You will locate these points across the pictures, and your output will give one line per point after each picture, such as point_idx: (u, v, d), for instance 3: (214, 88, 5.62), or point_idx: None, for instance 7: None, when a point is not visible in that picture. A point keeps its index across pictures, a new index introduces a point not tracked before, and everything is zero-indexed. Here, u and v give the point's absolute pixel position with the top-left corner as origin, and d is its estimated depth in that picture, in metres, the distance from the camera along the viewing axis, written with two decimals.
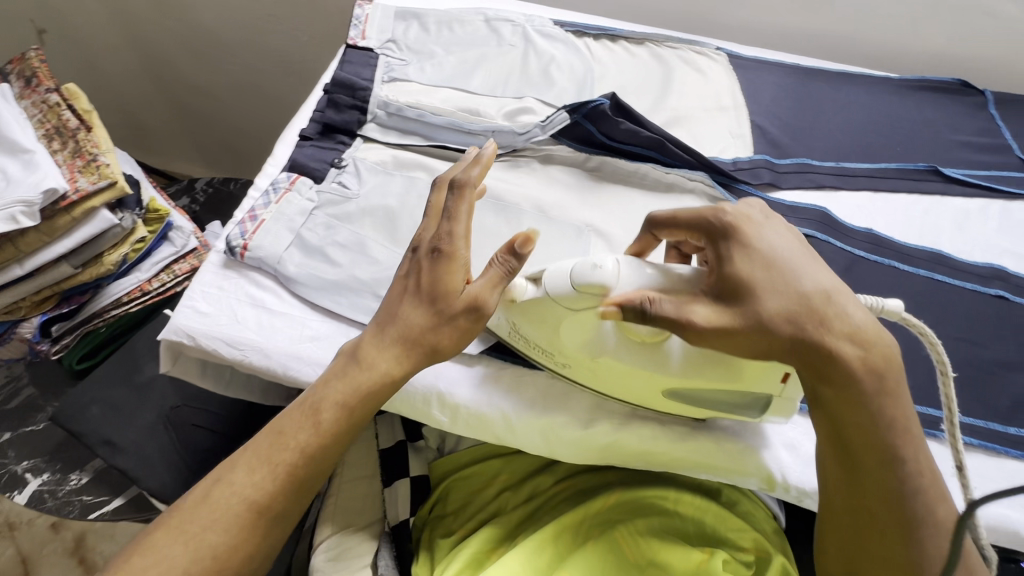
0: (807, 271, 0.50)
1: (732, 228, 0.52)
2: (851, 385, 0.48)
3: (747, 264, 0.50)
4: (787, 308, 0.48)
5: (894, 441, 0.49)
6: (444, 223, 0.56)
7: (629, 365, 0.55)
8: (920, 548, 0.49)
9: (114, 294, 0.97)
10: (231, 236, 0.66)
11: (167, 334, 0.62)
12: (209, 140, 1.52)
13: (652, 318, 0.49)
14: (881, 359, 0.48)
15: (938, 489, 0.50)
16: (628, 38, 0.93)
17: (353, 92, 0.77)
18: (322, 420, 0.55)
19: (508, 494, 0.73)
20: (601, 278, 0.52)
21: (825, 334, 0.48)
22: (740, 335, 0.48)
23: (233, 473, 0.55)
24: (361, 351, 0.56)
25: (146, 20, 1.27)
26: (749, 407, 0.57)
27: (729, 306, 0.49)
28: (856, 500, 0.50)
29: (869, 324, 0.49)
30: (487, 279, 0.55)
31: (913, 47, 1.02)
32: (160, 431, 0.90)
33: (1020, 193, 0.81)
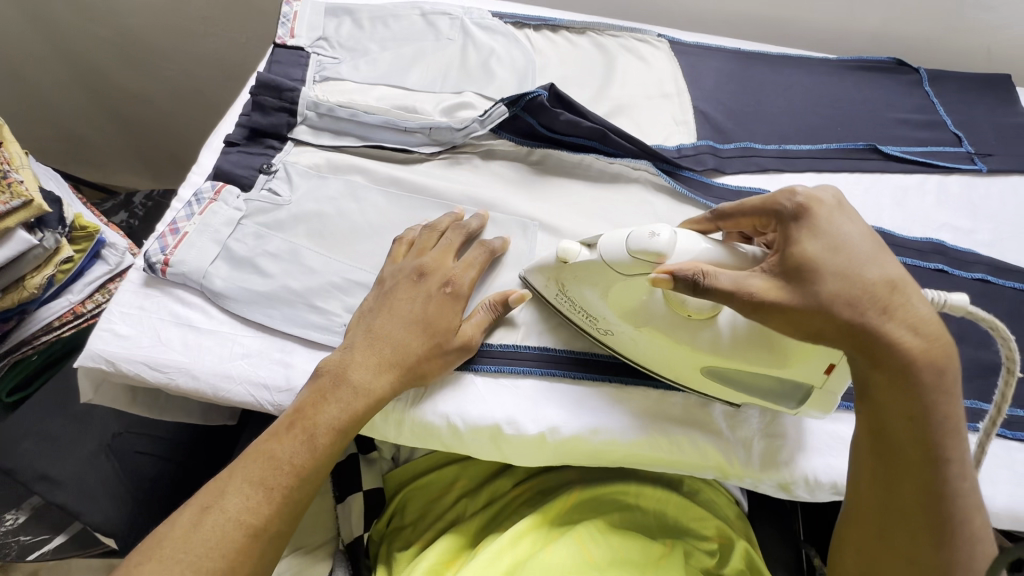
0: (875, 261, 0.48)
1: (802, 208, 0.50)
2: (910, 375, 0.46)
3: (814, 245, 0.48)
4: (847, 292, 0.46)
5: (942, 439, 0.47)
6: (455, 266, 0.61)
7: (671, 336, 0.55)
8: (950, 550, 0.47)
9: (43, 319, 0.91)
10: (151, 252, 0.62)
11: (83, 361, 0.58)
12: (150, 149, 1.45)
13: (704, 290, 0.48)
14: (941, 354, 0.47)
15: (973, 491, 0.49)
16: (569, 28, 0.91)
17: (279, 93, 0.73)
18: (316, 442, 0.53)
19: (465, 501, 0.71)
20: (659, 248, 0.51)
21: (887, 321, 0.46)
22: (797, 312, 0.46)
23: (226, 498, 0.50)
24: (354, 372, 0.55)
25: (63, 20, 1.17)
26: (786, 396, 0.57)
27: (790, 284, 0.47)
28: (890, 498, 0.49)
29: (932, 319, 0.47)
30: (476, 322, 0.60)
31: (849, 28, 1.03)
32: (101, 461, 0.83)
33: (955, 168, 0.82)
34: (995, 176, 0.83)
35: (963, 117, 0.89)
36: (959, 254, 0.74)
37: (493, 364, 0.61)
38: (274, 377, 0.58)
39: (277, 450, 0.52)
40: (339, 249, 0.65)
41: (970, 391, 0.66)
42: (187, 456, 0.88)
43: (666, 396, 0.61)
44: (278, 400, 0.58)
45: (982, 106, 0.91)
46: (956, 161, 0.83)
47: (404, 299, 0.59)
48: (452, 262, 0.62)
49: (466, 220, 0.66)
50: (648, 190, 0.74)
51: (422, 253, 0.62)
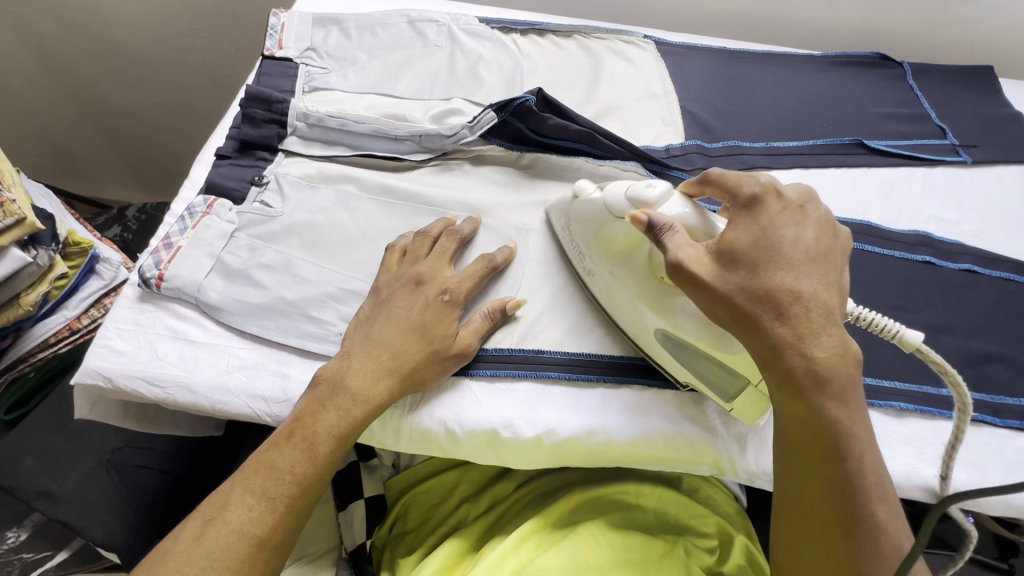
0: (794, 270, 0.50)
1: (757, 198, 0.53)
2: (793, 377, 0.49)
3: (743, 237, 0.51)
4: (748, 289, 0.49)
5: (837, 439, 0.49)
6: (454, 274, 0.62)
7: (641, 292, 0.58)
8: (859, 544, 0.49)
9: (39, 336, 0.92)
10: (145, 267, 0.62)
11: (80, 379, 0.58)
12: (141, 162, 1.45)
13: (661, 244, 0.52)
14: (827, 367, 0.48)
15: (882, 488, 0.50)
16: (556, 31, 0.92)
17: (269, 105, 0.73)
18: (317, 452, 0.53)
19: (466, 506, 0.71)
20: (650, 197, 0.55)
21: (777, 321, 0.48)
22: (704, 290, 0.50)
23: (228, 510, 0.50)
24: (351, 379, 0.55)
25: (51, 36, 1.17)
26: (719, 388, 0.58)
27: (711, 263, 0.51)
28: (799, 495, 0.51)
29: (829, 339, 0.49)
30: (474, 329, 0.60)
31: (833, 24, 1.05)
32: (102, 476, 0.84)
33: (940, 160, 0.83)
34: (980, 167, 0.84)
35: (948, 109, 0.90)
36: (946, 246, 0.75)
37: (491, 369, 0.61)
38: (271, 388, 0.59)
39: (278, 460, 0.52)
40: (333, 259, 0.66)
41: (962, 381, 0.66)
42: (188, 470, 0.89)
43: (660, 395, 0.62)
44: (276, 412, 0.58)
45: (966, 98, 0.92)
46: (941, 153, 0.84)
47: (403, 308, 0.59)
48: (451, 271, 0.62)
49: (460, 224, 0.67)
50: None
51: (418, 251, 0.63)
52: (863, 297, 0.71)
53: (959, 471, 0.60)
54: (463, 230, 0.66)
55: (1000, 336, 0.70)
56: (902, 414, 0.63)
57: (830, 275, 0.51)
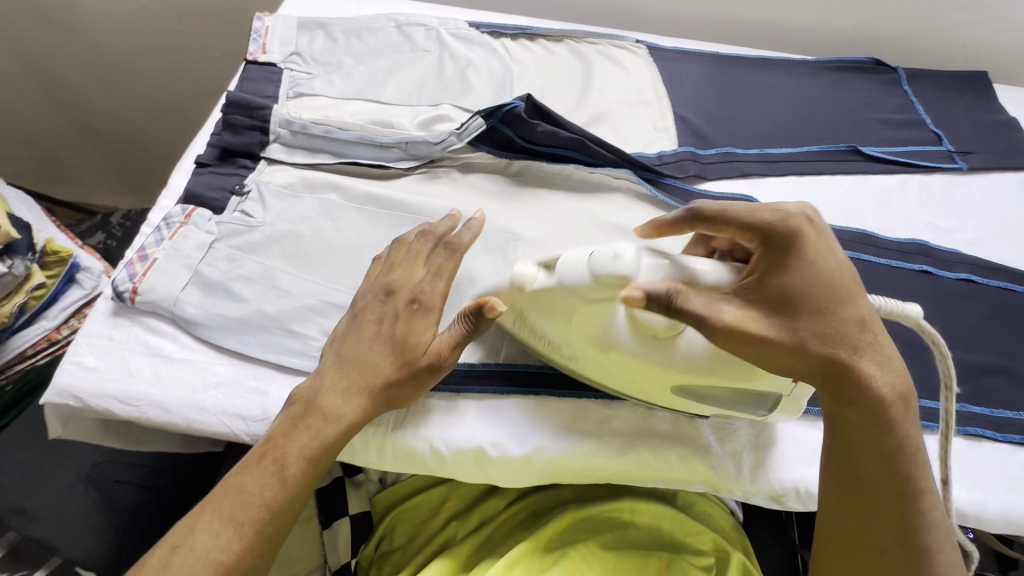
0: (857, 296, 0.48)
1: (796, 231, 0.47)
2: (876, 412, 0.48)
3: (794, 278, 0.47)
4: (822, 332, 0.47)
5: (914, 471, 0.49)
6: (428, 277, 0.57)
7: (645, 360, 0.51)
8: None
9: (16, 348, 0.89)
10: (118, 280, 0.60)
11: (50, 398, 0.56)
12: (128, 168, 1.42)
13: (678, 312, 0.45)
14: (904, 391, 0.49)
15: (943, 524, 0.50)
16: (547, 36, 0.90)
17: (251, 111, 0.71)
18: (287, 474, 0.51)
19: (456, 523, 0.69)
20: (621, 269, 0.48)
21: (858, 359, 0.47)
22: (771, 344, 0.46)
23: (194, 537, 0.48)
24: (324, 398, 0.53)
25: (33, 39, 1.15)
26: (757, 405, 0.56)
27: (765, 316, 0.46)
28: (870, 539, 0.49)
29: (896, 359, 0.49)
30: (447, 336, 0.55)
31: (825, 30, 1.04)
32: (80, 493, 0.81)
33: (936, 167, 0.82)
34: (977, 174, 0.83)
35: (943, 115, 0.89)
36: (944, 254, 0.74)
37: (475, 386, 0.59)
38: (250, 406, 0.57)
39: (248, 483, 0.50)
40: (316, 271, 0.64)
41: (961, 393, 0.65)
42: (171, 485, 0.84)
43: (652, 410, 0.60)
44: (254, 430, 0.56)
45: (961, 103, 0.91)
46: (937, 160, 0.83)
47: (374, 320, 0.56)
48: (422, 273, 0.58)
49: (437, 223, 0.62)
50: (630, 199, 0.73)
51: (392, 266, 0.59)
52: None
53: (959, 488, 0.59)
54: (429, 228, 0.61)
55: (999, 347, 0.68)
56: None
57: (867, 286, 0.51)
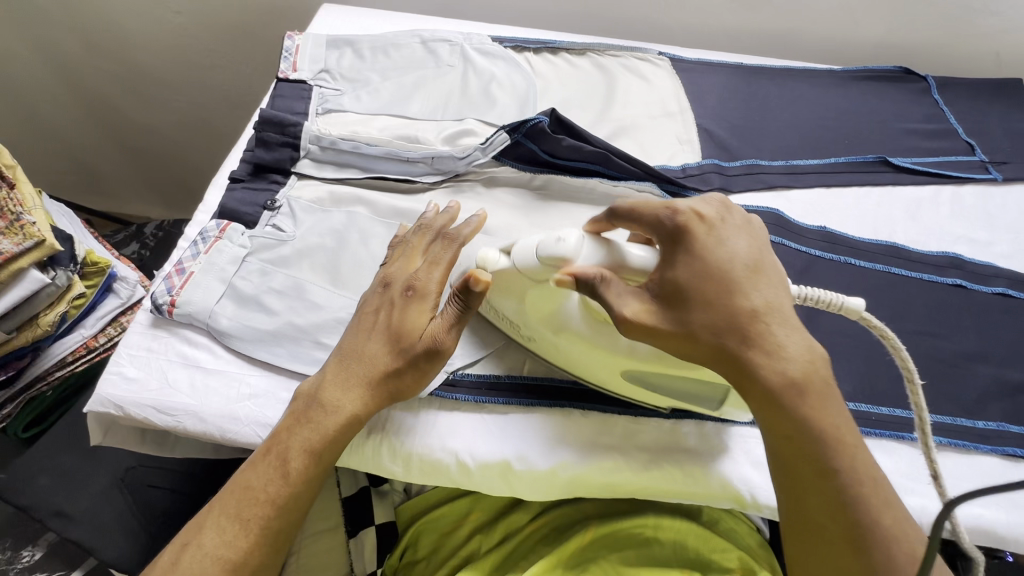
0: (749, 286, 0.47)
1: (681, 227, 0.49)
2: (772, 398, 0.45)
3: (687, 270, 0.48)
4: (713, 321, 0.46)
5: (825, 449, 0.45)
6: (422, 267, 0.57)
7: (592, 342, 0.54)
8: (873, 563, 0.44)
9: (56, 354, 0.92)
10: (157, 293, 0.62)
11: (92, 406, 0.58)
12: (162, 181, 1.47)
13: (600, 296, 0.49)
14: (807, 373, 0.46)
15: (883, 497, 0.46)
16: (569, 49, 0.91)
17: (283, 128, 0.73)
18: (289, 470, 0.52)
19: (479, 537, 0.69)
20: (563, 252, 0.51)
21: (745, 348, 0.46)
22: (668, 336, 0.47)
23: (203, 534, 0.50)
24: (325, 392, 0.54)
25: (75, 59, 1.20)
26: (707, 399, 0.56)
27: (661, 309, 0.48)
28: (800, 517, 0.47)
29: (798, 345, 0.46)
30: (442, 320, 0.54)
31: (852, 38, 1.03)
32: (115, 495, 0.84)
33: (969, 178, 0.81)
34: (1011, 184, 0.81)
35: (976, 124, 0.87)
36: (977, 268, 0.72)
37: (500, 398, 0.59)
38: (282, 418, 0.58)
39: (251, 480, 0.51)
40: (344, 284, 0.65)
41: (997, 412, 0.63)
42: (199, 489, 0.87)
43: (676, 427, 0.60)
44: None
45: (995, 111, 0.89)
46: (969, 170, 0.82)
47: (370, 312, 0.57)
48: (420, 263, 0.58)
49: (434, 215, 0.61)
50: None
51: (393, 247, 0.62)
52: (888, 321, 0.68)
53: (996, 509, 0.58)
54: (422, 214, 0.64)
55: None
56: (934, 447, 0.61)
57: (777, 279, 0.49)
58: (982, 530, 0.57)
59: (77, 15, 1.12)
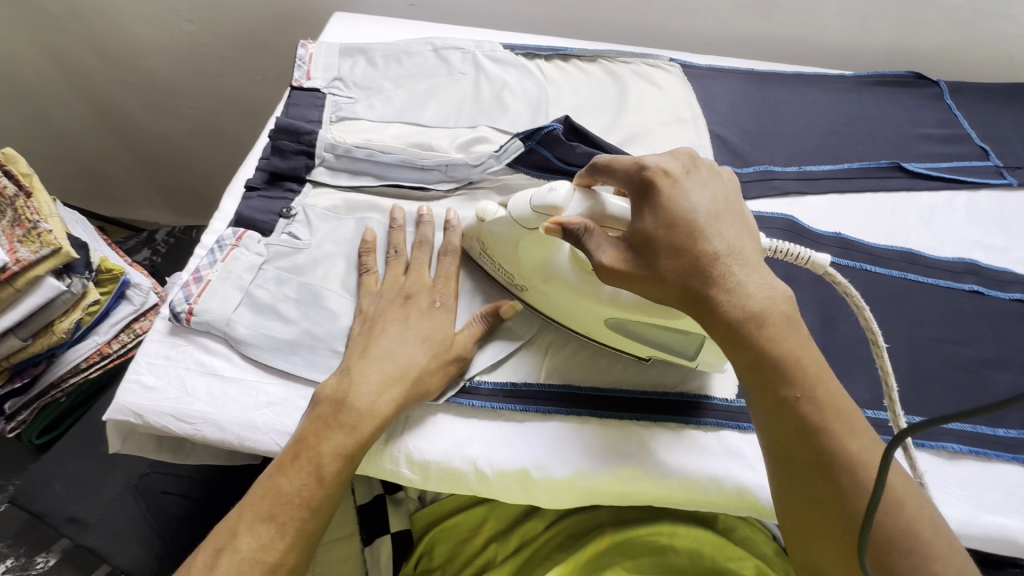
0: (716, 230, 0.49)
1: (646, 182, 0.51)
2: (735, 333, 0.48)
3: (653, 221, 0.50)
4: (680, 265, 0.48)
5: (786, 381, 0.47)
6: (438, 284, 0.63)
7: (576, 288, 0.58)
8: (839, 485, 0.45)
9: (71, 361, 0.93)
10: (175, 301, 0.62)
11: (112, 414, 0.59)
12: (173, 187, 1.49)
13: (583, 245, 0.52)
14: (771, 312, 0.48)
15: (850, 424, 0.47)
16: (580, 56, 0.91)
17: (298, 137, 0.73)
18: (324, 473, 0.52)
19: (495, 545, 0.70)
20: (553, 201, 0.55)
21: (709, 288, 0.48)
22: (641, 280, 0.50)
23: (238, 539, 0.50)
24: (356, 395, 0.54)
25: (89, 68, 1.21)
26: (683, 347, 0.59)
27: (632, 256, 0.50)
28: (773, 445, 0.48)
29: (758, 285, 0.48)
30: (470, 333, 0.61)
31: (862, 43, 1.02)
32: (129, 502, 0.85)
33: (984, 183, 0.80)
34: None
35: (989, 129, 0.87)
36: (994, 274, 0.72)
37: (518, 405, 0.59)
38: None
39: (284, 484, 0.51)
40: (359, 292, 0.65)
41: (1017, 420, 0.63)
42: (212, 497, 0.86)
43: (690, 429, 0.60)
44: None
45: (1009, 115, 0.89)
46: (984, 175, 0.81)
47: (396, 320, 0.59)
48: (431, 280, 0.63)
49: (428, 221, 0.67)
50: None
51: (388, 267, 0.65)
52: (905, 328, 0.68)
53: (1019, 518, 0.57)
54: (393, 216, 0.68)
55: None
56: (955, 455, 0.61)
57: (743, 223, 0.51)
58: (1006, 540, 0.56)
59: (91, 24, 1.13)
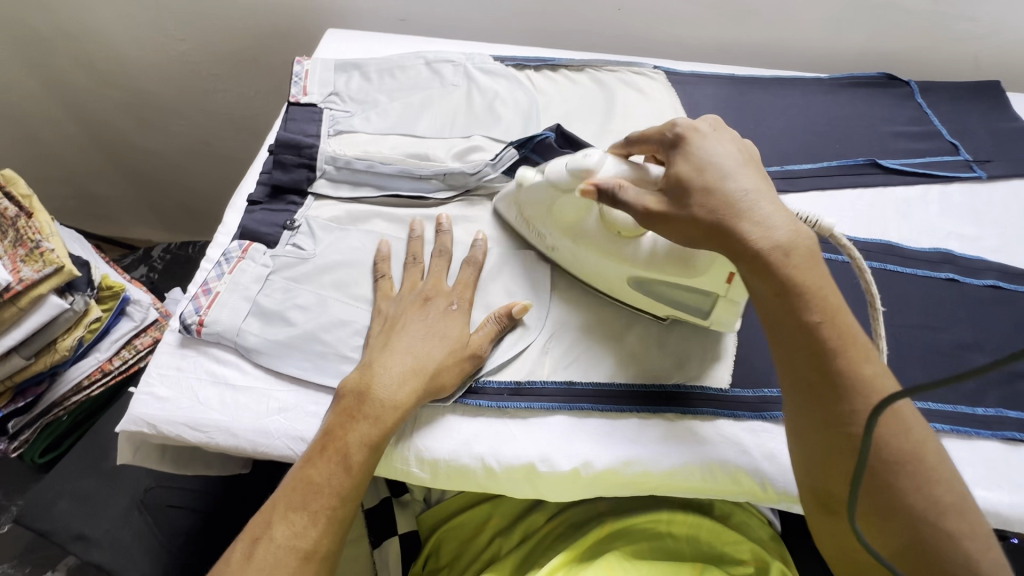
0: (738, 174, 0.55)
1: (681, 135, 0.59)
2: (762, 263, 0.52)
3: (687, 164, 0.56)
4: (710, 201, 0.53)
5: (807, 308, 0.52)
6: (456, 288, 0.65)
7: (604, 249, 0.63)
8: (848, 408, 0.50)
9: (73, 379, 0.93)
10: (185, 313, 0.64)
11: (126, 425, 0.60)
12: (166, 204, 1.50)
13: (620, 199, 0.57)
14: (800, 249, 0.52)
15: (864, 349, 0.52)
16: (568, 66, 0.95)
17: (299, 151, 0.76)
18: (350, 462, 0.55)
19: (500, 539, 0.71)
20: (588, 165, 0.61)
21: (736, 222, 0.52)
22: (676, 217, 0.54)
23: (273, 529, 0.53)
24: (377, 388, 0.57)
25: (81, 87, 1.22)
26: (698, 307, 0.63)
27: (670, 194, 0.55)
28: (792, 372, 0.53)
29: (782, 221, 0.53)
30: (484, 334, 0.63)
31: (836, 47, 1.07)
32: (135, 517, 0.85)
33: (955, 177, 0.84)
34: (995, 181, 0.85)
35: (959, 126, 0.91)
36: (968, 262, 0.76)
37: (523, 402, 0.62)
38: (312, 429, 0.60)
39: (315, 474, 0.54)
40: (365, 298, 0.67)
41: (994, 398, 0.67)
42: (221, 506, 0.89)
43: (683, 417, 0.63)
44: None
45: (976, 112, 0.93)
46: (955, 169, 0.86)
47: (416, 318, 0.62)
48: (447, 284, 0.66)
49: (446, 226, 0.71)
50: None
51: (405, 276, 0.67)
52: (887, 315, 0.71)
53: (1001, 494, 0.60)
54: (413, 228, 0.71)
55: None
56: (939, 435, 0.64)
57: (763, 175, 0.57)
58: (988, 512, 0.60)
59: (84, 49, 1.15)
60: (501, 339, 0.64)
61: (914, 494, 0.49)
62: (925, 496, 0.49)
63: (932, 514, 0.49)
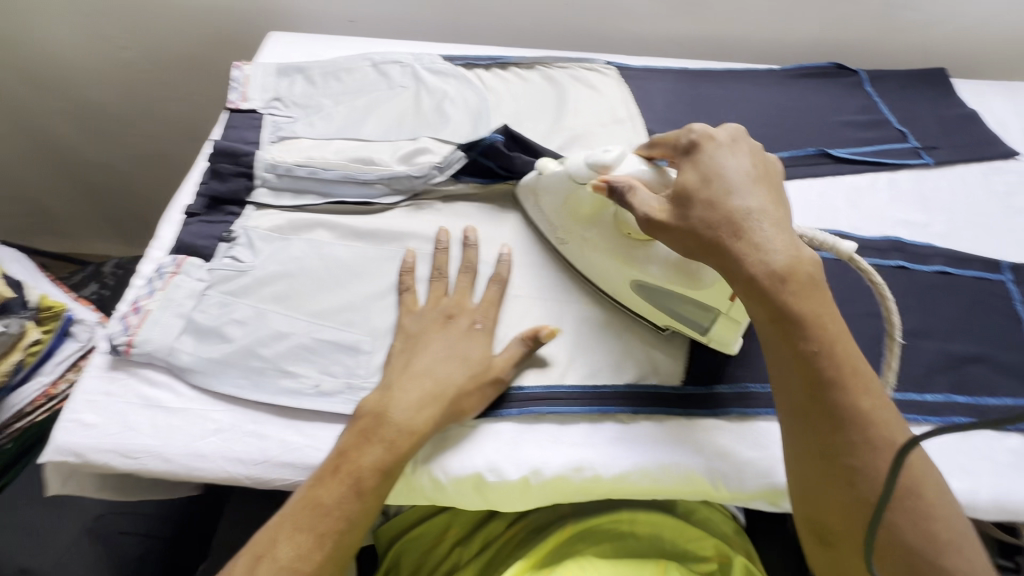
0: (742, 192, 0.55)
1: (695, 143, 0.59)
2: (758, 286, 0.52)
3: (693, 177, 0.56)
4: (709, 215, 0.54)
5: (803, 330, 0.51)
6: (480, 307, 0.65)
7: (613, 249, 0.64)
8: (848, 438, 0.50)
9: (14, 406, 0.88)
10: (113, 334, 0.61)
11: (50, 456, 0.56)
12: (120, 218, 1.44)
13: (627, 202, 0.57)
14: (801, 274, 0.52)
15: (864, 380, 0.51)
16: (518, 64, 0.93)
17: (237, 159, 0.73)
18: (362, 486, 0.53)
19: (460, 549, 0.70)
20: (608, 160, 0.61)
21: (732, 240, 0.53)
22: (675, 228, 0.55)
23: (277, 548, 0.50)
24: (397, 411, 0.55)
25: (18, 97, 1.17)
26: (697, 322, 0.63)
27: (671, 204, 0.56)
28: (787, 394, 0.52)
29: (782, 245, 0.53)
30: (507, 356, 0.61)
31: (787, 38, 1.08)
32: (84, 546, 0.81)
33: (903, 164, 0.85)
34: (942, 167, 0.86)
35: (907, 113, 0.92)
36: (916, 248, 0.76)
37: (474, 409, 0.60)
38: (250, 450, 0.58)
39: (323, 496, 0.52)
40: (308, 311, 0.65)
41: (944, 384, 0.67)
42: (176, 533, 0.86)
43: (633, 418, 0.62)
44: (255, 473, 0.57)
45: (922, 99, 0.94)
46: (903, 157, 0.86)
47: (439, 338, 0.61)
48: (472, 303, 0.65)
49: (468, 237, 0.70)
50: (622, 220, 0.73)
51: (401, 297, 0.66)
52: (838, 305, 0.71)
53: (951, 479, 0.61)
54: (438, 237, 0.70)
55: (976, 336, 0.71)
56: None
57: (772, 194, 0.57)
58: None
59: (19, 58, 1.11)
60: (524, 364, 0.63)
61: (912, 531, 0.49)
62: (922, 534, 0.48)
63: (930, 550, 0.48)
